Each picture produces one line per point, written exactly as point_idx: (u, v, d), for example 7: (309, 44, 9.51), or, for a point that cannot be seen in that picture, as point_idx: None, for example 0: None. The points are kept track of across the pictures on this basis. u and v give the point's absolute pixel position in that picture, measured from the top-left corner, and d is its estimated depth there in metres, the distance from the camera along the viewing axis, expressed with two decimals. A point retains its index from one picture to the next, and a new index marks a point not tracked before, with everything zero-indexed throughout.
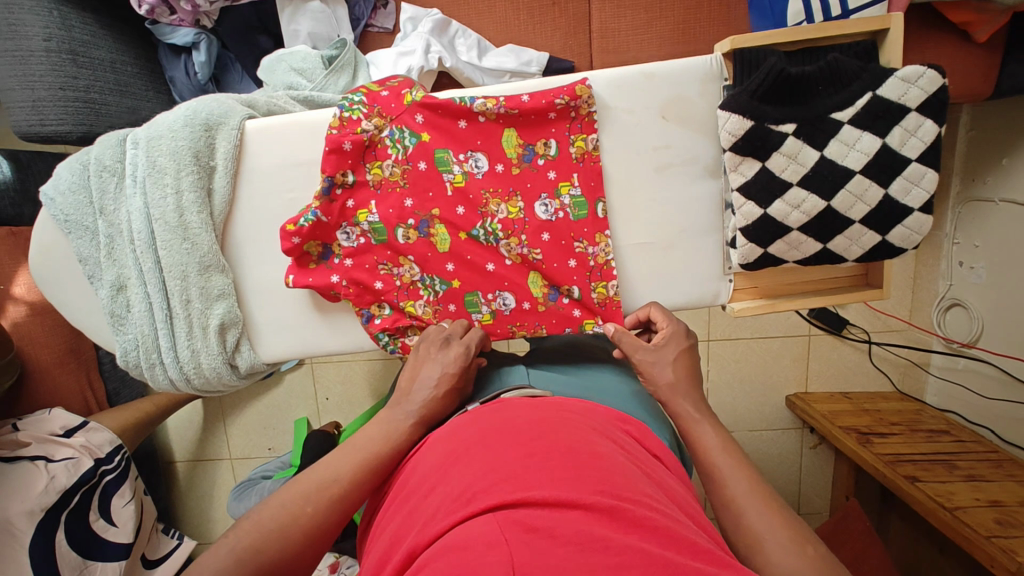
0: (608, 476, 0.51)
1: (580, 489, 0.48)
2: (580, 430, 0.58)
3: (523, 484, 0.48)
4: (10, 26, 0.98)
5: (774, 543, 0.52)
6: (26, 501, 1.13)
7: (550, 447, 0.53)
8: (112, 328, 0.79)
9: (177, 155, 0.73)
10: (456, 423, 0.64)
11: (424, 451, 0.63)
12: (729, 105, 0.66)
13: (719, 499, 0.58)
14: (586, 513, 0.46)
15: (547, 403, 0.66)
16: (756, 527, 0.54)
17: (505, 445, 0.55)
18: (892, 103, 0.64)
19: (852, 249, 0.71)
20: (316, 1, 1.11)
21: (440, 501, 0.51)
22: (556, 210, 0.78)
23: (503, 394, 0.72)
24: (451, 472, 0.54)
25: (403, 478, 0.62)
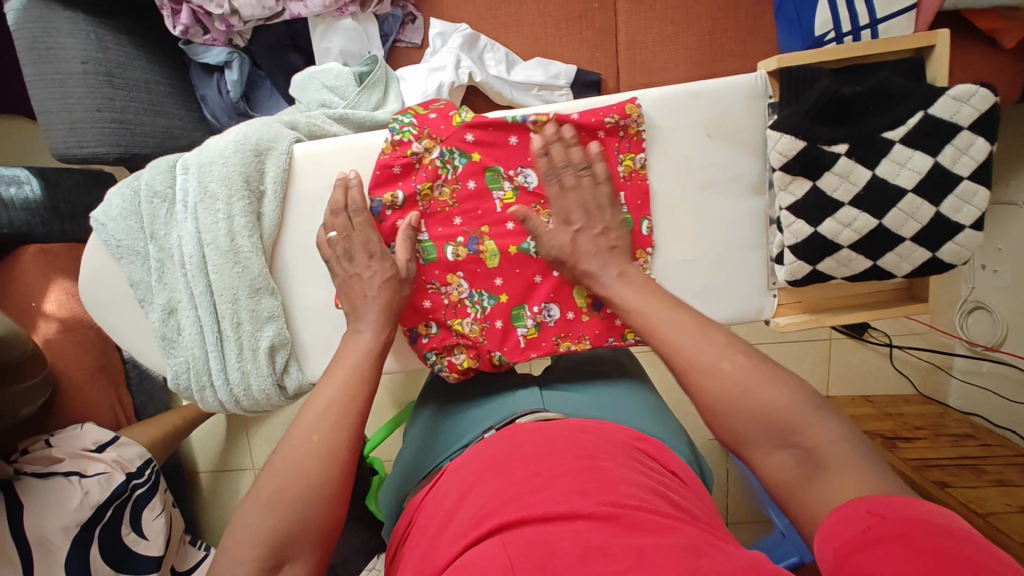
0: (610, 487, 0.56)
1: (583, 502, 0.53)
2: (588, 448, 0.63)
3: (529, 502, 0.54)
4: (49, 49, 0.99)
5: (704, 365, 0.58)
6: (61, 517, 1.13)
7: (558, 465, 0.59)
8: (164, 350, 0.80)
9: (229, 181, 0.74)
10: (474, 450, 0.70)
11: (445, 478, 0.69)
12: (781, 125, 0.67)
13: (654, 339, 0.63)
14: (587, 523, 0.51)
15: (560, 424, 0.70)
16: (689, 355, 0.59)
17: (513, 468, 0.60)
18: (945, 122, 0.65)
19: (902, 266, 0.71)
20: (348, 18, 1.11)
21: (458, 529, 0.57)
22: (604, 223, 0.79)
23: (520, 418, 0.75)
24: (468, 497, 0.60)
25: (424, 510, 0.68)
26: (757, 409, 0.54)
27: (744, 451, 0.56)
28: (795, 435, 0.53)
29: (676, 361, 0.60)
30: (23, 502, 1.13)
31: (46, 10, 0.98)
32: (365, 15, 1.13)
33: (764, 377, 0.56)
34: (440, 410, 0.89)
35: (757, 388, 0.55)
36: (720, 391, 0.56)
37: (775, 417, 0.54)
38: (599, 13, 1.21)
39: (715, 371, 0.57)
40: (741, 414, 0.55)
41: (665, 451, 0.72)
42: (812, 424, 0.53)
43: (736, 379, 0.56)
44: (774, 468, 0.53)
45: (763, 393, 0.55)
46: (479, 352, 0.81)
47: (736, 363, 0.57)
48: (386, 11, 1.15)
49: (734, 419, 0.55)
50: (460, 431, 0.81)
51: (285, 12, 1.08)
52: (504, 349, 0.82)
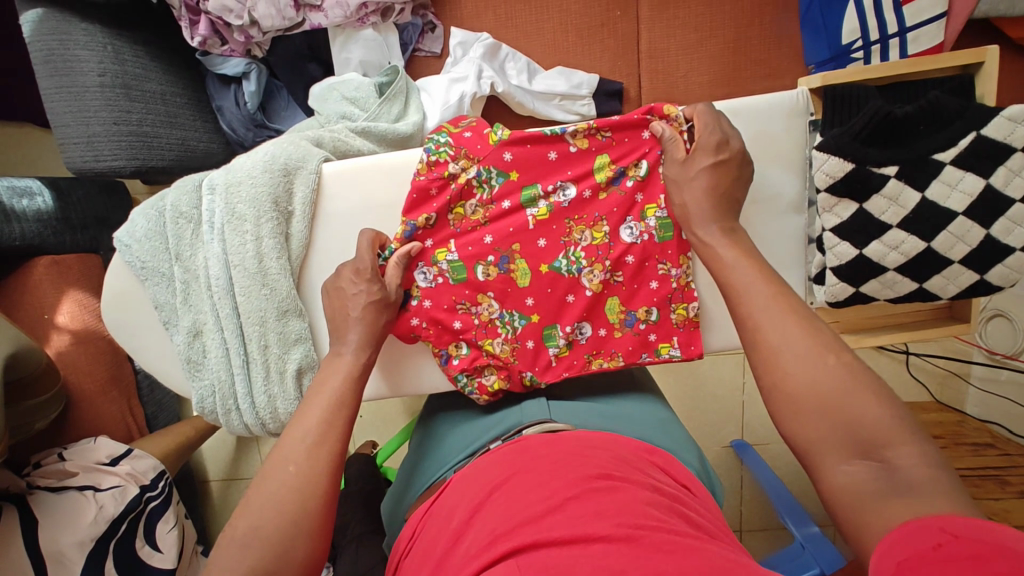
0: (626, 506, 0.53)
1: (599, 523, 0.51)
2: (602, 463, 0.61)
3: (544, 525, 0.52)
4: (65, 62, 0.97)
5: (803, 353, 0.53)
6: (76, 532, 1.12)
7: (572, 482, 0.57)
8: (188, 373, 0.78)
9: (257, 202, 0.73)
10: (480, 464, 0.68)
11: (452, 488, 0.68)
12: (829, 147, 0.66)
13: (744, 317, 0.58)
14: (605, 546, 0.49)
15: (568, 436, 0.67)
16: (786, 342, 0.54)
17: (525, 487, 0.58)
18: (999, 143, 0.63)
19: (948, 288, 0.70)
20: (368, 29, 1.09)
21: (468, 551, 0.54)
22: (641, 232, 0.77)
23: (524, 428, 0.72)
24: (477, 516, 0.58)
25: (426, 528, 0.66)
26: (848, 412, 0.49)
27: (810, 451, 0.50)
28: (880, 446, 0.47)
29: (770, 343, 0.55)
30: (38, 517, 1.11)
31: (63, 22, 0.95)
32: (385, 24, 1.11)
33: (864, 384, 0.50)
34: (451, 418, 0.87)
35: (853, 393, 0.49)
36: (809, 382, 0.51)
37: (864, 426, 0.48)
38: (622, 21, 1.19)
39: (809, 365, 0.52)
40: (827, 411, 0.50)
41: (677, 464, 0.69)
42: (898, 441, 0.47)
43: (832, 376, 0.51)
44: (842, 475, 0.48)
45: (855, 397, 0.49)
46: (510, 373, 0.79)
47: (840, 361, 0.51)
48: (407, 20, 1.13)
49: (813, 415, 0.50)
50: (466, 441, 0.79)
51: (305, 22, 1.07)
52: (535, 369, 0.79)
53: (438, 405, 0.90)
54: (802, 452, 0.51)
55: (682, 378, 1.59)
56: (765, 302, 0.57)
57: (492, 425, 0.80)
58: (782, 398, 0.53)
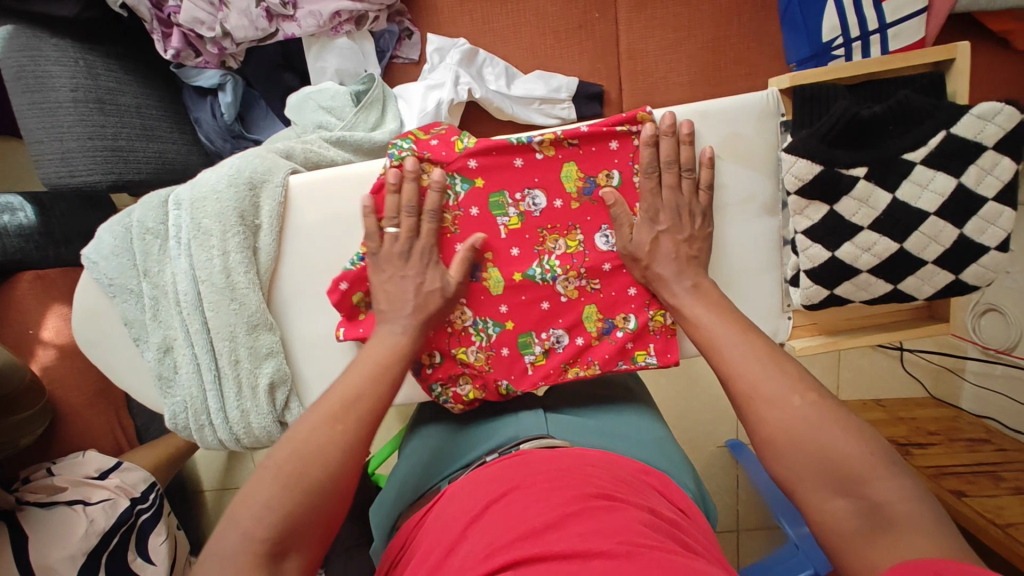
0: (622, 525, 0.53)
1: (600, 540, 0.50)
2: (602, 483, 0.60)
3: (544, 540, 0.51)
4: (37, 79, 0.96)
5: (770, 397, 0.59)
6: (67, 547, 1.11)
7: (571, 499, 0.56)
8: (160, 390, 0.78)
9: (222, 217, 0.72)
10: (476, 478, 0.67)
11: (448, 498, 0.67)
12: (797, 149, 0.64)
13: (719, 363, 0.65)
14: (602, 564, 0.48)
15: (569, 454, 0.66)
16: (755, 385, 0.61)
17: (525, 501, 0.57)
18: (968, 141, 0.62)
19: (923, 289, 0.69)
20: (343, 38, 1.08)
21: (463, 562, 0.53)
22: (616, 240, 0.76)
23: (521, 444, 0.72)
24: (472, 529, 0.57)
25: (418, 539, 0.64)
26: (823, 450, 0.54)
27: (797, 493, 0.55)
28: (860, 483, 0.52)
29: (739, 386, 0.62)
30: (28, 532, 1.11)
31: (32, 38, 0.95)
32: (360, 33, 1.11)
33: (835, 419, 0.56)
34: (444, 428, 0.85)
35: (825, 430, 0.55)
36: (781, 423, 0.57)
37: (838, 464, 0.54)
38: (600, 22, 1.18)
39: (782, 404, 0.58)
40: (800, 451, 0.55)
41: (673, 486, 0.68)
42: (873, 476, 0.52)
43: (802, 417, 0.57)
44: (830, 514, 0.53)
45: (826, 434, 0.55)
46: (485, 382, 0.79)
47: (806, 400, 0.58)
48: (383, 28, 1.13)
49: (789, 453, 0.56)
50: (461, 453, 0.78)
51: (278, 33, 1.06)
52: (511, 377, 0.79)
53: (430, 414, 0.89)
54: (792, 493, 0.56)
55: (674, 380, 1.58)
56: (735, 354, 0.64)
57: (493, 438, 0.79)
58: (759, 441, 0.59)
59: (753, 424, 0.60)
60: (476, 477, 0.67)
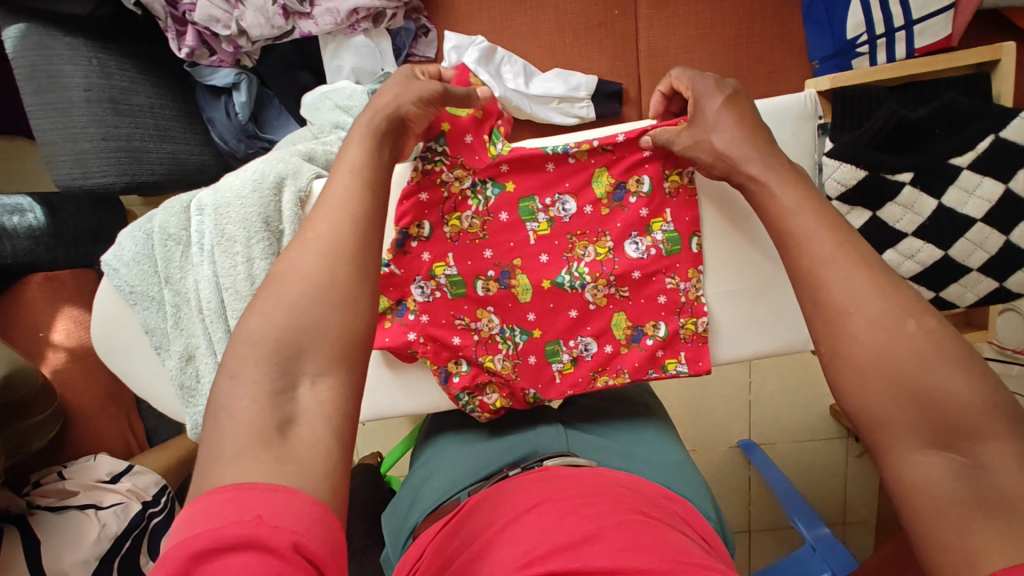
0: (664, 543, 0.51)
1: (641, 557, 0.48)
2: (633, 501, 0.59)
3: (582, 553, 0.49)
4: (49, 78, 0.94)
5: (872, 308, 0.43)
6: (80, 550, 1.10)
7: (605, 513, 0.55)
8: (182, 399, 0.76)
9: (247, 223, 0.70)
10: (510, 485, 0.66)
11: (475, 507, 0.65)
12: (842, 152, 0.62)
13: (795, 261, 0.49)
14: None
15: (596, 473, 0.64)
16: (851, 291, 0.45)
17: (566, 510, 0.55)
18: (1018, 146, 0.61)
19: (965, 296, 0.67)
20: (360, 35, 1.06)
21: (494, 572, 0.51)
22: (648, 246, 0.75)
23: (546, 461, 0.69)
24: (505, 536, 0.55)
25: (439, 546, 0.62)
26: (931, 390, 0.40)
27: (878, 437, 0.41)
28: (969, 441, 0.38)
29: (826, 289, 0.46)
30: (40, 537, 1.10)
31: (45, 36, 0.93)
32: (378, 31, 1.08)
33: (954, 355, 0.41)
34: (460, 440, 0.83)
35: (941, 366, 0.40)
36: (880, 345, 0.42)
37: (951, 414, 0.39)
38: (619, 19, 1.16)
39: (888, 321, 0.42)
40: (900, 388, 0.41)
41: (695, 514, 0.64)
42: (991, 436, 0.38)
43: (909, 342, 0.41)
44: (921, 474, 0.39)
45: (939, 370, 0.40)
46: (512, 390, 0.76)
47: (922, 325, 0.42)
48: (399, 25, 1.10)
49: (882, 383, 0.41)
50: (481, 466, 0.75)
51: (294, 31, 1.03)
52: (539, 386, 0.77)
53: (449, 425, 0.86)
54: (870, 436, 0.42)
55: (688, 380, 1.56)
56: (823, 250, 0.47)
57: (506, 450, 0.77)
58: (842, 366, 0.44)
59: (836, 340, 0.44)
60: (499, 489, 0.66)
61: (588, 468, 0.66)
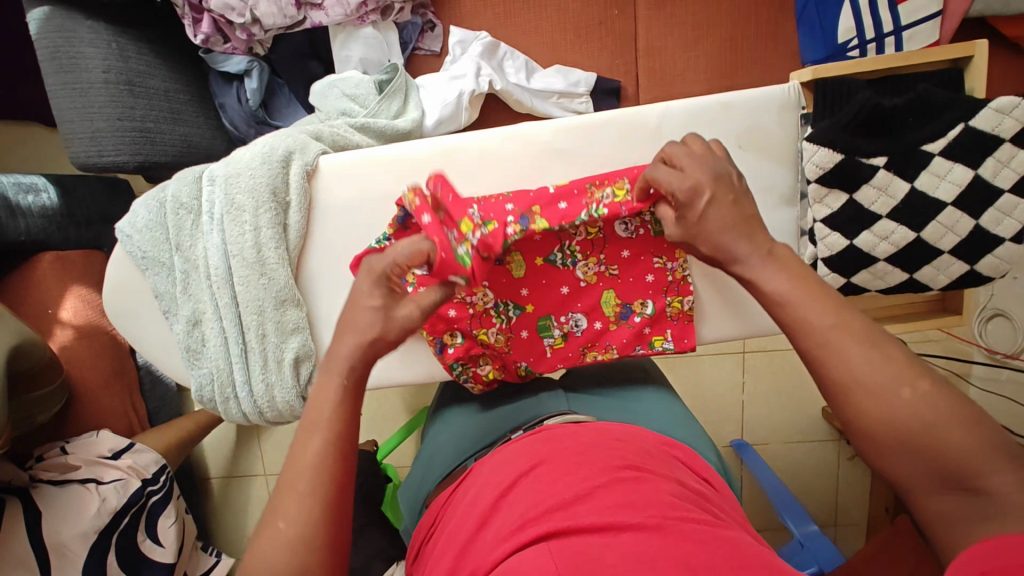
0: (653, 497, 0.53)
1: (629, 515, 0.51)
2: (627, 456, 0.60)
3: (571, 513, 0.52)
4: (70, 59, 0.99)
5: (876, 386, 0.45)
6: (79, 524, 1.13)
7: (599, 471, 0.57)
8: (187, 362, 0.80)
9: (256, 193, 0.74)
10: (504, 452, 0.67)
11: (473, 477, 0.67)
12: (820, 137, 0.70)
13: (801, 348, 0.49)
14: (634, 535, 0.49)
15: (592, 430, 0.66)
16: (853, 371, 0.45)
17: (554, 474, 0.57)
18: (986, 134, 0.67)
19: (938, 278, 0.73)
20: (368, 27, 1.11)
21: (495, 536, 0.54)
22: (638, 228, 0.77)
23: (547, 420, 0.71)
24: (502, 504, 0.57)
25: (447, 517, 0.65)
26: (941, 449, 0.42)
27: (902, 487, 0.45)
28: (973, 480, 0.41)
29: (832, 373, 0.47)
30: (41, 508, 1.12)
31: (68, 19, 0.97)
32: (385, 23, 1.13)
33: (957, 410, 0.43)
34: (463, 411, 0.85)
35: (946, 427, 0.42)
36: (891, 419, 0.44)
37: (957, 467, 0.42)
38: (619, 19, 1.20)
39: (890, 395, 0.44)
40: (906, 452, 0.43)
41: (695, 458, 0.67)
42: (996, 476, 0.40)
43: (913, 410, 0.43)
44: (938, 514, 0.43)
45: (946, 429, 0.42)
46: (506, 363, 0.80)
47: (920, 393, 0.43)
48: (407, 19, 1.15)
49: (897, 453, 0.44)
50: (486, 432, 0.77)
51: (306, 21, 1.08)
52: (531, 359, 0.81)
53: (451, 397, 0.88)
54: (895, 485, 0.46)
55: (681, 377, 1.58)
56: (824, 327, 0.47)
57: (511, 415, 0.79)
58: (855, 433, 0.46)
59: (848, 415, 0.46)
60: (493, 458, 0.67)
61: (586, 425, 0.67)
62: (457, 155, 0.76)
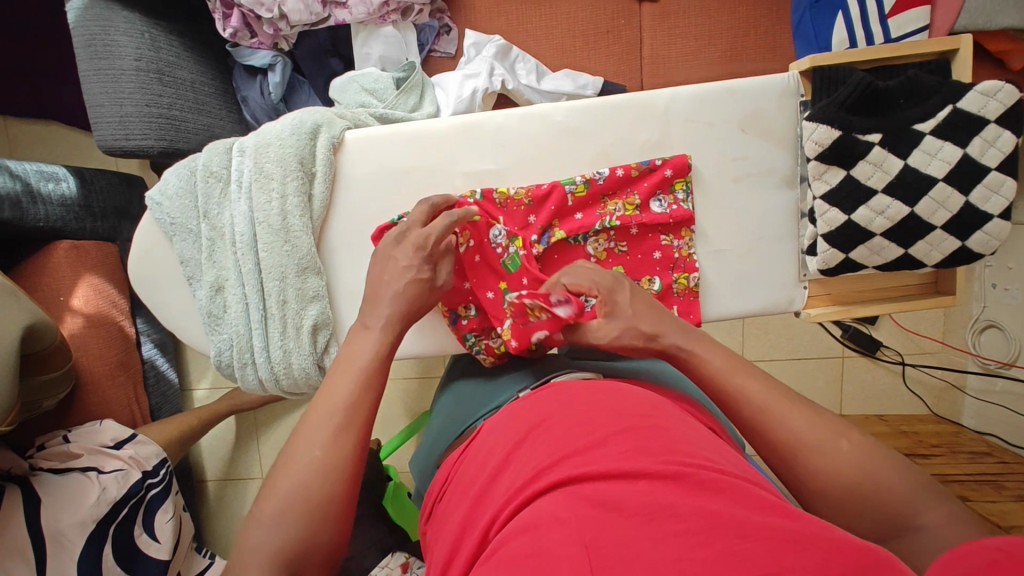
0: (670, 446, 0.52)
1: (647, 462, 0.50)
2: (641, 408, 0.60)
3: (588, 460, 0.52)
4: (104, 46, 1.04)
5: (818, 444, 0.56)
6: (78, 512, 1.11)
7: (613, 422, 0.56)
8: (208, 328, 0.82)
9: (284, 162, 0.78)
10: (514, 409, 0.69)
11: (483, 438, 0.68)
12: (819, 116, 0.75)
13: (747, 418, 0.60)
14: (651, 483, 0.47)
15: (602, 385, 0.66)
16: (796, 431, 0.57)
17: (565, 426, 0.58)
18: (973, 115, 0.73)
19: (932, 254, 0.78)
20: (389, 26, 1.16)
21: (509, 484, 0.55)
22: (670, 204, 0.81)
23: (554, 377, 0.74)
24: (515, 457, 0.58)
25: (459, 473, 0.67)
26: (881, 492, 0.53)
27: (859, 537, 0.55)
28: (910, 517, 0.53)
29: (776, 436, 0.58)
30: (42, 497, 1.11)
31: (106, 9, 1.03)
32: (405, 24, 1.19)
33: (881, 458, 0.56)
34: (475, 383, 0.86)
35: (880, 470, 0.54)
36: (840, 471, 0.55)
37: (892, 502, 0.53)
38: (625, 28, 1.27)
39: (834, 451, 0.56)
40: (857, 500, 0.54)
41: (703, 413, 0.70)
42: (925, 507, 0.53)
43: (851, 459, 0.55)
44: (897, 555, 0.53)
45: (881, 472, 0.54)
46: None
47: (854, 443, 0.56)
48: (425, 21, 1.21)
49: (848, 502, 0.54)
50: (494, 393, 0.79)
51: (330, 18, 1.14)
52: None
53: (463, 372, 0.89)
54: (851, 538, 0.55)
55: None
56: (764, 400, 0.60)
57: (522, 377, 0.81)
58: (810, 490, 0.56)
59: (800, 475, 0.57)
60: (504, 414, 0.69)
61: (594, 383, 0.68)
62: (473, 133, 0.81)
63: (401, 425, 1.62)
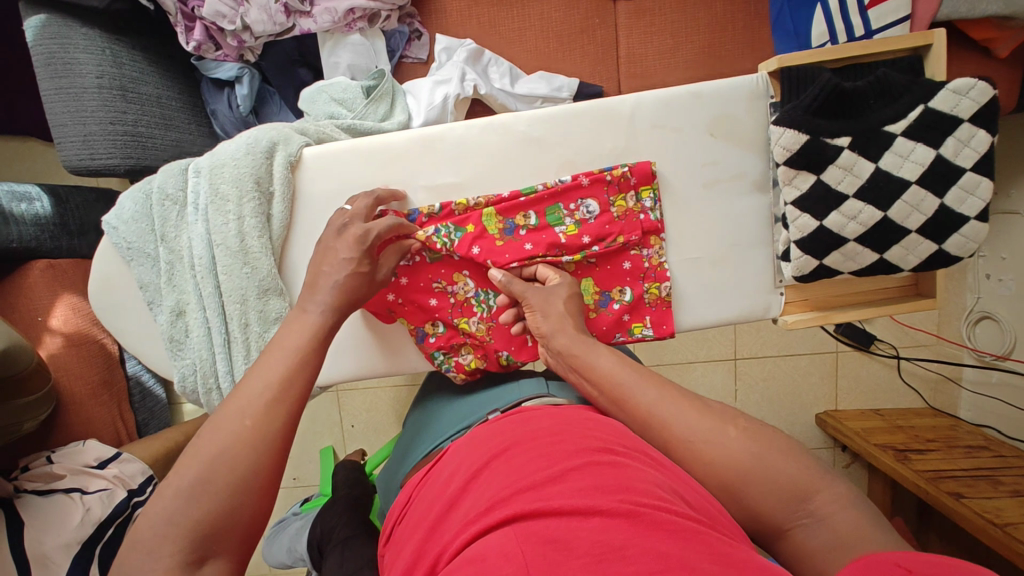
0: (627, 482, 0.50)
1: (600, 497, 0.47)
2: (605, 438, 0.58)
3: (543, 493, 0.49)
4: (64, 64, 1.02)
5: (707, 435, 0.60)
6: (61, 535, 1.07)
7: (573, 454, 0.54)
8: (171, 354, 0.80)
9: (239, 182, 0.76)
10: (479, 434, 0.66)
11: (446, 460, 0.66)
12: (785, 120, 0.73)
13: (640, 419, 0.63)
14: (603, 521, 0.45)
15: (569, 414, 0.64)
16: (687, 429, 0.61)
17: (525, 457, 0.56)
18: (945, 114, 0.71)
19: (908, 258, 0.77)
20: (355, 34, 1.14)
21: (463, 517, 0.53)
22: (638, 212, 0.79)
23: (523, 401, 0.71)
24: (472, 488, 0.56)
25: (418, 499, 0.65)
26: (784, 478, 0.56)
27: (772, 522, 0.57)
28: (809, 497, 0.56)
29: (668, 438, 0.62)
30: (25, 518, 1.06)
31: (63, 27, 1.00)
32: (373, 31, 1.16)
33: (767, 439, 0.60)
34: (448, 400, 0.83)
35: (771, 453, 0.58)
36: (732, 460, 0.58)
37: (787, 485, 0.56)
38: (601, 27, 1.24)
39: (725, 442, 0.59)
40: (754, 485, 0.57)
41: None
42: (870, 530, 0.53)
43: (744, 447, 0.59)
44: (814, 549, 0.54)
45: (774, 455, 0.58)
46: (487, 351, 0.81)
47: (739, 429, 0.60)
48: (394, 27, 1.18)
49: (754, 490, 0.57)
50: (462, 414, 0.77)
51: (295, 28, 1.12)
52: (512, 348, 0.81)
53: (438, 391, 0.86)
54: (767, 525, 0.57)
55: None
56: (649, 403, 0.63)
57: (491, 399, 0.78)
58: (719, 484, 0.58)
59: (700, 470, 0.60)
60: (467, 440, 0.66)
61: (565, 410, 0.66)
62: (434, 146, 0.78)
63: (390, 434, 1.60)
